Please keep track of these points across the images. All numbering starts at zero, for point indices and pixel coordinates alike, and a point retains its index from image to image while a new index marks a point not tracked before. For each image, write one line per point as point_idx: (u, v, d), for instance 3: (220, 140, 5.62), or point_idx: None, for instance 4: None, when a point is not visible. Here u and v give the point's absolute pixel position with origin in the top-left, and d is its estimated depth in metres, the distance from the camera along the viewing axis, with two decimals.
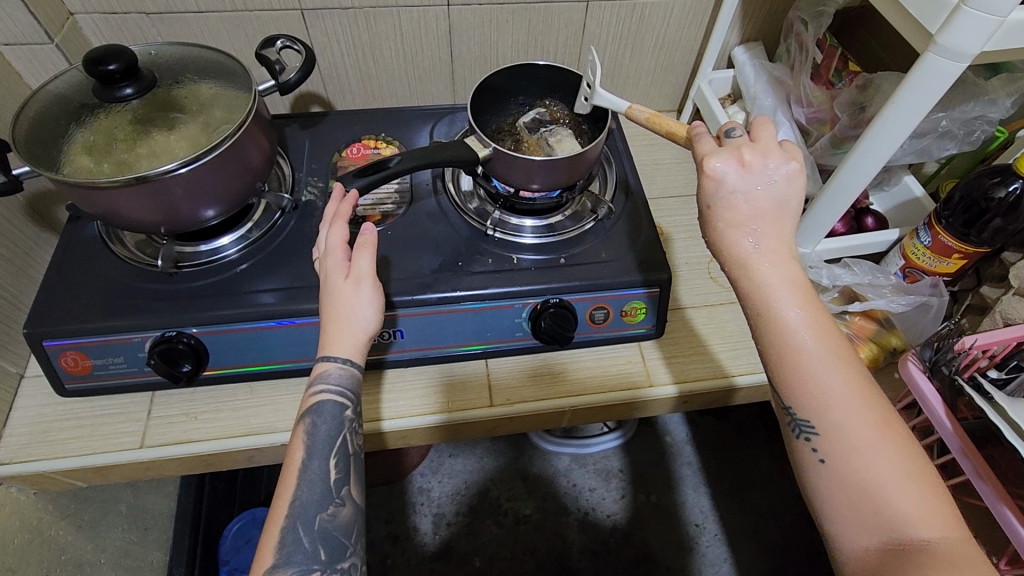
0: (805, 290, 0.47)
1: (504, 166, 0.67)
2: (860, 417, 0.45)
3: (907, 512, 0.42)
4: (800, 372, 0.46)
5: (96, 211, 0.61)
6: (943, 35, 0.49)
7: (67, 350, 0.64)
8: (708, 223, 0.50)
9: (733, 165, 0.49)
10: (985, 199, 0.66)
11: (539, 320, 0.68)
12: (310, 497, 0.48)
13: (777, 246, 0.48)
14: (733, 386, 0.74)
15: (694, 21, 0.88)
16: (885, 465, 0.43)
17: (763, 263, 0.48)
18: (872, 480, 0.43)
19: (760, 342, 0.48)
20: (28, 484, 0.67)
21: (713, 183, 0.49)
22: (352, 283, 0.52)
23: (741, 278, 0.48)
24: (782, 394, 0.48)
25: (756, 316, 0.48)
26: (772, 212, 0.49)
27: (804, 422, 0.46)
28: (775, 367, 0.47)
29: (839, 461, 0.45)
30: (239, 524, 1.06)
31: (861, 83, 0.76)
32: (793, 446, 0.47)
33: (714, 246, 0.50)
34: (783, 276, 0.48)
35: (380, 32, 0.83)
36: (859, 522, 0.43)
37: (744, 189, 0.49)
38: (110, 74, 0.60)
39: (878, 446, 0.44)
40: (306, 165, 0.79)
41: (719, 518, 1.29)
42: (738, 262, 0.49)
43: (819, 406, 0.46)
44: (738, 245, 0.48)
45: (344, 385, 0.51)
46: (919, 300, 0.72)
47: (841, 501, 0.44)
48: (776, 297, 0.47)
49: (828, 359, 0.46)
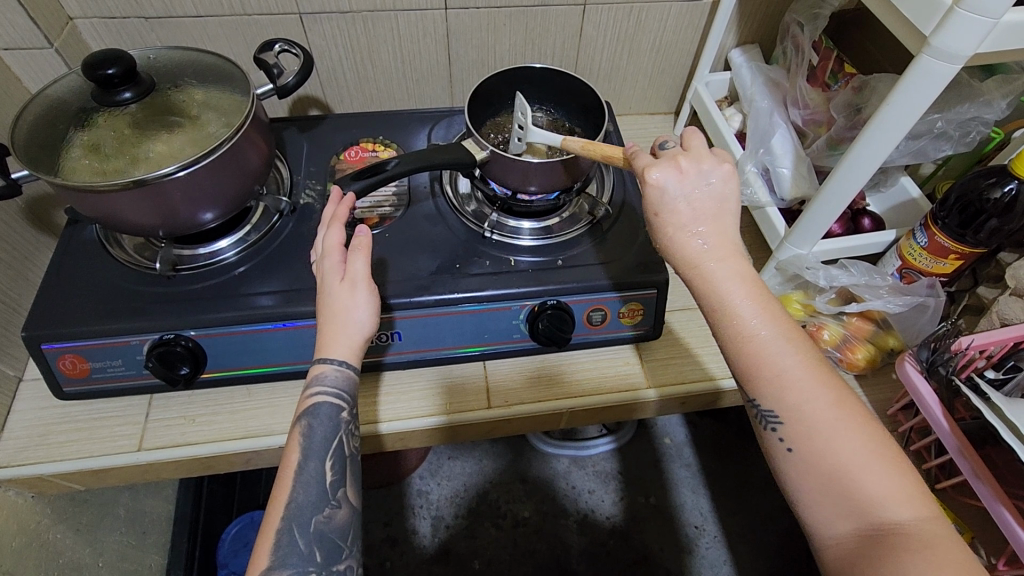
0: (752, 282, 0.48)
1: (501, 169, 0.68)
2: (821, 400, 0.45)
3: (877, 493, 0.42)
4: (759, 360, 0.47)
5: (95, 214, 0.62)
6: (936, 37, 0.49)
7: (65, 353, 0.64)
8: (657, 230, 0.50)
9: (669, 171, 0.50)
10: (981, 200, 0.66)
11: (537, 321, 0.69)
12: (306, 499, 0.48)
13: (721, 246, 0.49)
14: (718, 390, 0.75)
15: (691, 23, 0.89)
16: (850, 446, 0.44)
17: (710, 261, 0.48)
18: (839, 464, 0.44)
19: (718, 337, 0.48)
20: (26, 487, 0.67)
21: (656, 193, 0.50)
22: (349, 286, 0.52)
23: (692, 277, 0.49)
24: (745, 387, 0.48)
25: (711, 313, 0.48)
26: (708, 213, 0.49)
27: (769, 412, 0.46)
28: (734, 360, 0.48)
29: (806, 447, 0.45)
30: (238, 527, 1.05)
31: (856, 85, 0.77)
32: (761, 438, 0.47)
33: (663, 251, 0.51)
34: (731, 269, 0.48)
35: (378, 35, 0.84)
36: (833, 508, 0.43)
37: (684, 192, 0.49)
38: (110, 78, 0.60)
39: (841, 428, 0.44)
40: (304, 168, 0.80)
41: (718, 520, 1.29)
42: (686, 265, 0.49)
43: (780, 394, 0.46)
44: (686, 247, 0.49)
45: (340, 387, 0.51)
46: (916, 301, 0.72)
47: (813, 488, 0.45)
48: (726, 292, 0.48)
49: (783, 345, 0.47)
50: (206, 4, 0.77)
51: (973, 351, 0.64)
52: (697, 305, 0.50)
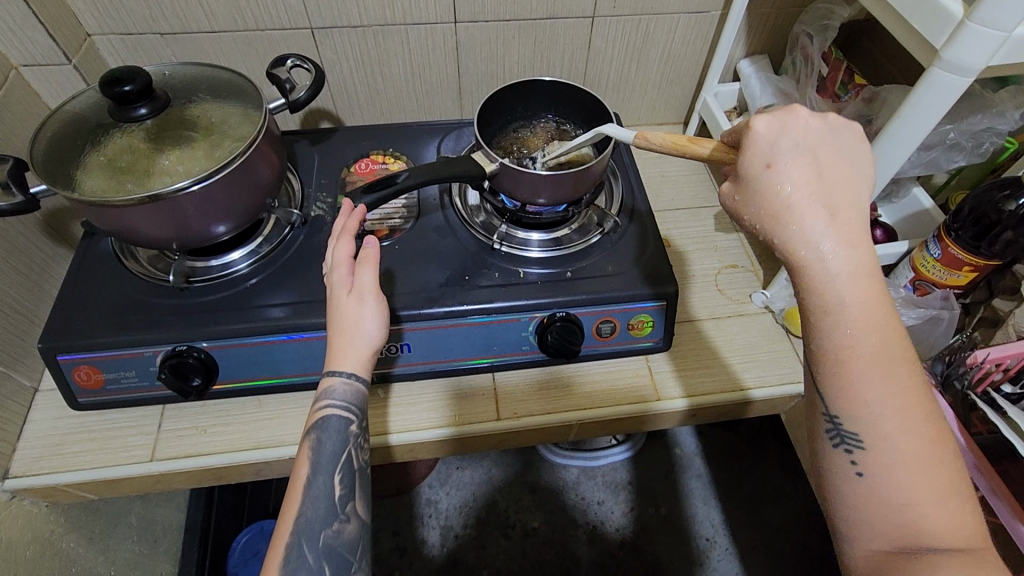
0: (873, 282, 0.42)
1: (510, 181, 0.68)
2: (914, 433, 0.40)
3: (945, 539, 0.38)
4: (853, 378, 0.41)
5: (109, 227, 0.62)
6: (948, 50, 0.49)
7: (80, 364, 0.65)
8: (760, 188, 0.44)
9: (788, 129, 0.44)
10: (995, 212, 0.65)
11: (545, 334, 0.69)
12: (315, 513, 0.48)
13: (843, 228, 0.42)
14: (746, 399, 0.74)
15: (700, 34, 0.89)
16: (931, 485, 0.39)
17: (831, 243, 0.42)
18: (908, 496, 0.39)
19: (816, 340, 0.42)
20: (40, 496, 0.68)
21: (765, 143, 0.44)
22: (355, 298, 0.52)
23: (809, 261, 0.42)
24: (829, 398, 0.43)
25: (815, 310, 0.42)
26: (833, 186, 0.44)
27: (847, 432, 0.42)
28: (826, 369, 0.42)
29: (876, 474, 0.40)
30: (248, 536, 1.05)
31: (867, 96, 0.76)
32: (826, 454, 0.43)
33: (766, 219, 0.44)
34: (852, 262, 0.42)
35: (388, 48, 0.84)
36: (886, 542, 0.39)
37: (806, 158, 0.44)
38: (126, 95, 0.61)
39: (923, 463, 0.40)
40: (315, 180, 0.81)
41: (729, 532, 1.28)
42: (801, 244, 0.42)
43: (870, 414, 0.41)
44: (798, 217, 0.43)
45: (349, 401, 0.51)
46: (930, 313, 0.71)
47: (870, 519, 0.40)
48: (846, 290, 0.41)
49: (888, 368, 0.41)
50: (220, 19, 0.78)
51: (990, 364, 0.63)
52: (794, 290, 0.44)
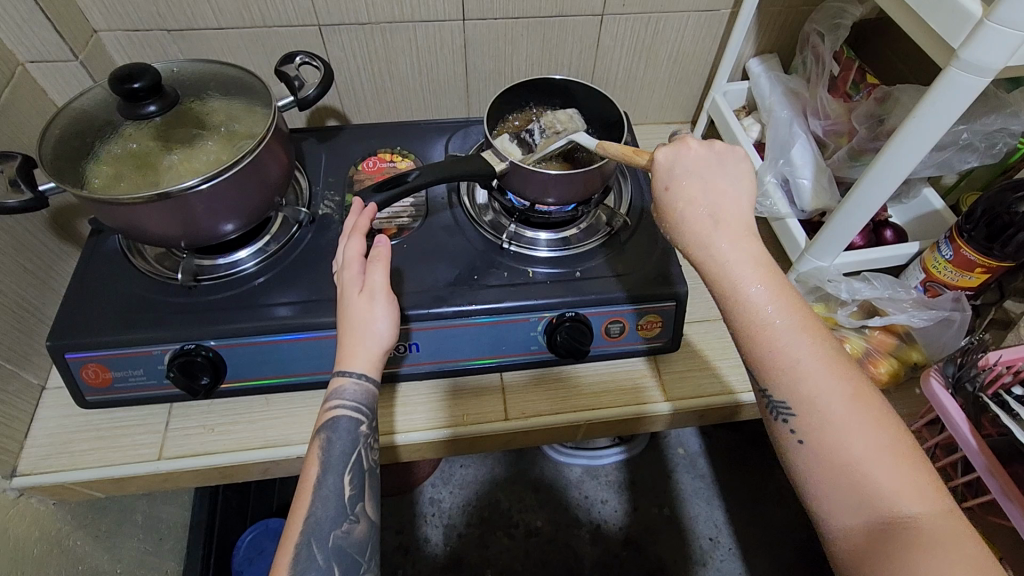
0: (768, 267, 0.46)
1: (521, 180, 0.67)
2: (838, 395, 0.43)
3: (892, 489, 0.41)
4: (771, 352, 0.45)
5: (117, 224, 0.62)
6: (965, 50, 0.48)
7: (88, 362, 0.65)
8: (666, 206, 0.50)
9: (681, 155, 0.50)
10: (1007, 213, 0.64)
11: (555, 334, 0.68)
12: (325, 513, 0.48)
13: (730, 230, 0.47)
14: (737, 403, 0.74)
15: (709, 33, 0.88)
16: (866, 440, 0.42)
17: (722, 242, 0.47)
18: (854, 459, 0.42)
19: (731, 324, 0.46)
20: (47, 495, 0.68)
21: (661, 170, 0.50)
22: (366, 298, 0.51)
23: (704, 261, 0.47)
24: (757, 376, 0.46)
25: (724, 301, 0.46)
26: (719, 195, 0.49)
27: (781, 404, 0.45)
28: (747, 351, 0.46)
29: (818, 442, 0.43)
30: (253, 535, 1.05)
31: (880, 96, 0.76)
32: (772, 431, 0.46)
33: (669, 233, 0.50)
34: (745, 254, 0.47)
35: (396, 46, 0.84)
36: (841, 501, 0.42)
37: (696, 175, 0.49)
38: (136, 91, 0.61)
39: (859, 424, 0.43)
40: (322, 178, 0.80)
41: (732, 532, 1.28)
42: (695, 248, 0.48)
43: (795, 385, 0.44)
44: (693, 225, 0.48)
45: (359, 401, 0.51)
46: (940, 315, 0.71)
47: (822, 482, 0.43)
48: (741, 277, 0.46)
49: (799, 337, 0.45)
50: (227, 16, 0.78)
51: (1002, 366, 0.63)
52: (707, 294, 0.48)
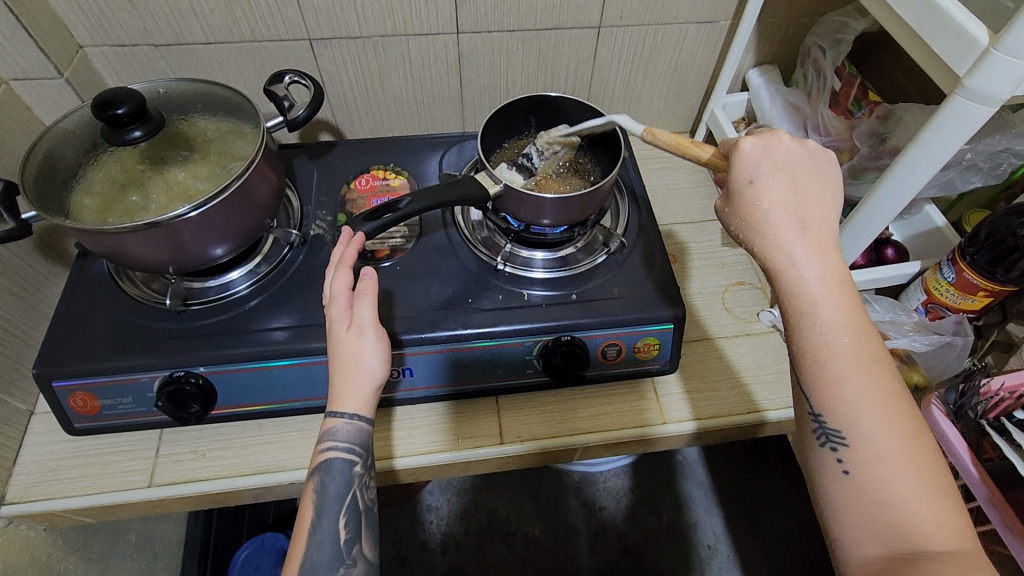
0: (844, 288, 0.46)
1: (515, 202, 0.66)
2: (891, 430, 0.43)
3: (923, 525, 0.41)
4: (832, 377, 0.44)
5: (104, 252, 0.61)
6: (971, 78, 0.47)
7: (75, 390, 0.64)
8: (746, 202, 0.48)
9: (771, 154, 0.48)
10: (1012, 237, 0.63)
11: (550, 357, 0.67)
12: (321, 558, 0.48)
13: (812, 241, 0.47)
14: (763, 421, 0.73)
15: (708, 45, 0.87)
16: (908, 478, 0.42)
17: (802, 249, 0.46)
18: (896, 493, 0.42)
19: (797, 341, 0.46)
20: (37, 521, 0.67)
21: (747, 161, 0.48)
22: (355, 334, 0.50)
23: (784, 266, 0.46)
24: (811, 399, 0.46)
25: (797, 315, 0.46)
26: (802, 205, 0.48)
27: (832, 431, 0.45)
28: (807, 371, 0.46)
29: (863, 473, 0.43)
30: (248, 551, 1.03)
31: (882, 113, 0.75)
32: (815, 456, 0.46)
33: (745, 232, 0.48)
34: (823, 269, 0.46)
35: (388, 60, 0.82)
36: (869, 531, 0.42)
37: (783, 175, 0.48)
38: (119, 118, 0.59)
39: (905, 461, 0.43)
40: (314, 198, 0.79)
41: (731, 540, 1.27)
42: (775, 250, 0.47)
43: (850, 414, 0.44)
44: (774, 229, 0.47)
45: (352, 442, 0.50)
46: (942, 339, 0.70)
47: (856, 510, 0.43)
48: (817, 294, 0.46)
49: (863, 368, 0.44)
50: (215, 31, 0.76)
51: (1005, 393, 0.63)
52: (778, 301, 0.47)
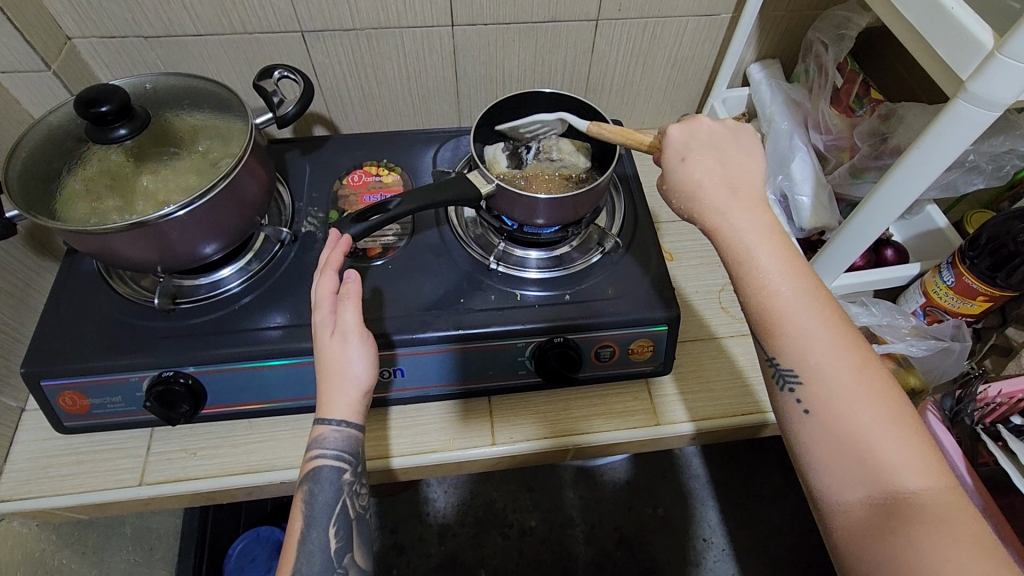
0: (779, 236, 0.47)
1: (507, 202, 0.65)
2: (845, 365, 0.43)
3: (894, 460, 0.40)
4: (778, 318, 0.45)
5: (92, 252, 0.60)
6: (974, 82, 0.46)
7: (65, 390, 0.64)
8: (681, 176, 0.50)
9: (696, 133, 0.51)
10: (1014, 242, 0.62)
11: (543, 360, 0.66)
12: (311, 570, 0.47)
13: (744, 200, 0.48)
14: (757, 424, 0.72)
15: (708, 38, 0.85)
16: (872, 414, 0.42)
17: (736, 207, 0.47)
18: (860, 429, 0.41)
19: (741, 292, 0.46)
20: (29, 518, 0.67)
21: (675, 144, 0.51)
22: (340, 340, 0.49)
23: (719, 226, 0.47)
24: (764, 346, 0.46)
25: (737, 267, 0.46)
26: (733, 171, 0.50)
27: (787, 372, 0.44)
28: (752, 318, 0.46)
29: (826, 411, 0.43)
30: (244, 543, 1.05)
31: (884, 112, 0.74)
32: (777, 401, 0.45)
33: (683, 202, 0.50)
34: (756, 220, 0.47)
35: (382, 53, 0.81)
36: (844, 474, 0.41)
37: (711, 149, 0.51)
38: (103, 115, 0.58)
39: (862, 392, 0.42)
40: (306, 193, 0.78)
41: (727, 532, 1.28)
42: (707, 214, 0.48)
43: (804, 354, 0.44)
44: (706, 194, 0.48)
45: (341, 449, 0.50)
46: (941, 345, 0.69)
47: (827, 452, 0.42)
48: (753, 243, 0.46)
49: (807, 304, 0.44)
50: (204, 22, 0.75)
51: (1003, 399, 0.64)
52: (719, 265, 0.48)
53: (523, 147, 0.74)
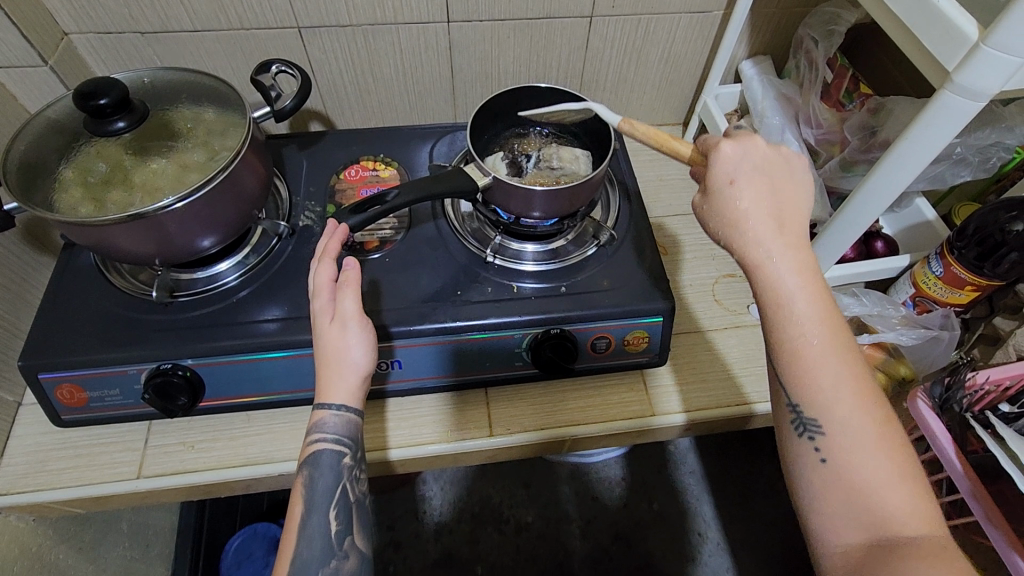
0: (816, 282, 0.47)
1: (504, 195, 0.66)
2: (863, 419, 0.44)
3: (899, 512, 0.41)
4: (806, 364, 0.45)
5: (89, 244, 0.60)
6: (960, 74, 0.47)
7: (62, 382, 0.64)
8: (725, 206, 0.50)
9: (748, 156, 0.50)
10: (1000, 233, 0.64)
11: (539, 350, 0.67)
12: (311, 553, 0.48)
13: (787, 236, 0.48)
14: (749, 414, 0.73)
15: (701, 34, 0.86)
16: (883, 466, 0.43)
17: (778, 246, 0.47)
18: (870, 481, 0.43)
19: (773, 333, 0.47)
20: (25, 512, 0.67)
21: (725, 164, 0.50)
22: (338, 326, 0.50)
23: (761, 261, 0.48)
24: (788, 389, 0.46)
25: (773, 307, 0.47)
26: (779, 205, 0.49)
27: (810, 420, 0.45)
28: (782, 361, 0.47)
29: (839, 460, 0.44)
30: (241, 539, 1.05)
31: (873, 106, 0.75)
32: (793, 447, 0.46)
33: (725, 228, 0.50)
34: (796, 262, 0.47)
35: (378, 49, 0.81)
36: (848, 520, 0.42)
37: (761, 177, 0.50)
38: (103, 108, 0.58)
39: (877, 447, 0.43)
40: (303, 187, 0.78)
41: (722, 527, 1.28)
42: (751, 245, 0.48)
43: (826, 403, 0.45)
44: (750, 227, 0.48)
45: (341, 433, 0.51)
46: (929, 333, 0.70)
47: (834, 498, 0.43)
48: (791, 285, 0.47)
49: (836, 355, 0.45)
50: (202, 18, 0.75)
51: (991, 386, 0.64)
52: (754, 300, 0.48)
53: (523, 155, 0.75)
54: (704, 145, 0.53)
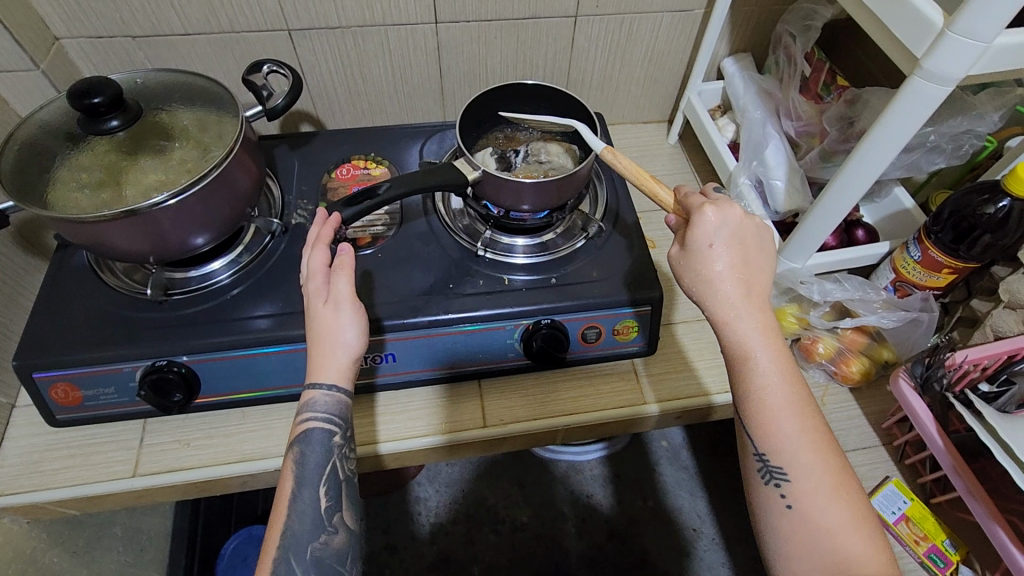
0: (779, 340, 0.50)
1: (493, 188, 0.67)
2: (822, 468, 0.47)
3: (857, 555, 0.45)
4: (769, 417, 0.48)
5: (82, 242, 0.61)
6: (928, 60, 0.49)
7: (57, 381, 0.64)
8: (699, 267, 0.51)
9: (727, 221, 0.51)
10: (974, 216, 0.66)
11: (531, 341, 0.68)
12: (302, 527, 0.49)
13: (757, 300, 0.50)
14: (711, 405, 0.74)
15: (683, 33, 0.88)
16: (840, 512, 0.46)
17: (745, 309, 0.50)
18: (830, 526, 0.46)
19: (740, 388, 0.50)
20: (20, 514, 0.67)
21: (707, 227, 0.51)
22: (332, 308, 0.51)
23: (730, 320, 0.50)
24: (754, 439, 0.49)
25: (739, 365, 0.50)
26: (752, 268, 0.51)
27: (775, 469, 0.48)
28: (751, 411, 0.49)
29: (803, 507, 0.47)
30: (236, 542, 1.05)
31: (849, 98, 0.78)
32: (760, 492, 0.49)
33: (699, 288, 0.51)
34: (762, 323, 0.50)
35: (367, 49, 0.83)
36: (812, 562, 0.45)
37: (737, 241, 0.51)
38: (96, 107, 0.59)
39: (835, 494, 0.47)
40: (295, 187, 0.79)
41: (716, 522, 1.29)
42: (724, 305, 0.50)
43: (789, 452, 0.48)
44: (721, 291, 0.50)
45: (331, 412, 0.51)
46: (909, 316, 0.72)
47: (798, 542, 0.47)
48: (757, 344, 0.49)
49: (795, 408, 0.48)
50: (193, 22, 0.76)
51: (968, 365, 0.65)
52: (723, 357, 0.51)
53: (511, 151, 0.76)
54: (685, 201, 0.54)
